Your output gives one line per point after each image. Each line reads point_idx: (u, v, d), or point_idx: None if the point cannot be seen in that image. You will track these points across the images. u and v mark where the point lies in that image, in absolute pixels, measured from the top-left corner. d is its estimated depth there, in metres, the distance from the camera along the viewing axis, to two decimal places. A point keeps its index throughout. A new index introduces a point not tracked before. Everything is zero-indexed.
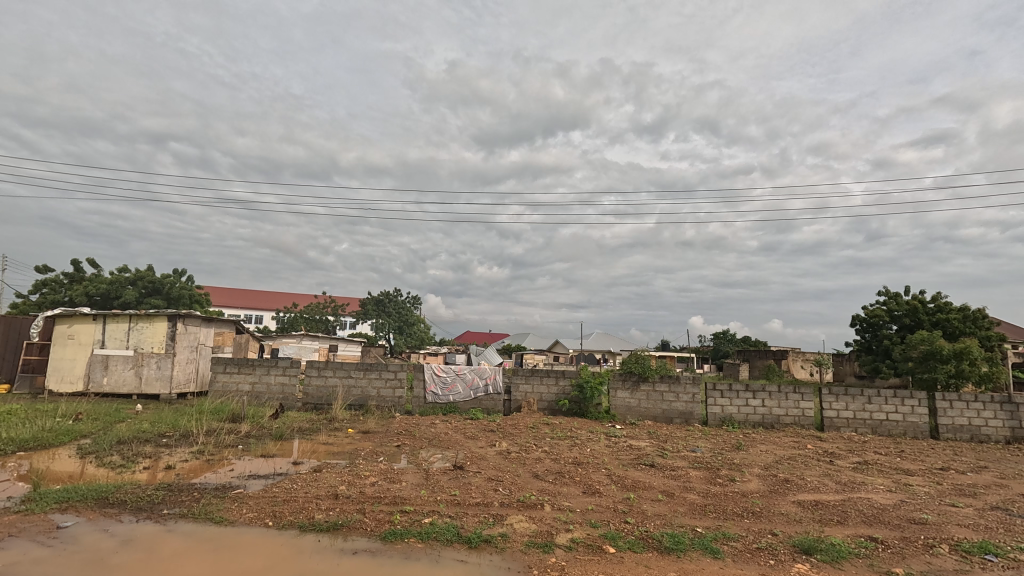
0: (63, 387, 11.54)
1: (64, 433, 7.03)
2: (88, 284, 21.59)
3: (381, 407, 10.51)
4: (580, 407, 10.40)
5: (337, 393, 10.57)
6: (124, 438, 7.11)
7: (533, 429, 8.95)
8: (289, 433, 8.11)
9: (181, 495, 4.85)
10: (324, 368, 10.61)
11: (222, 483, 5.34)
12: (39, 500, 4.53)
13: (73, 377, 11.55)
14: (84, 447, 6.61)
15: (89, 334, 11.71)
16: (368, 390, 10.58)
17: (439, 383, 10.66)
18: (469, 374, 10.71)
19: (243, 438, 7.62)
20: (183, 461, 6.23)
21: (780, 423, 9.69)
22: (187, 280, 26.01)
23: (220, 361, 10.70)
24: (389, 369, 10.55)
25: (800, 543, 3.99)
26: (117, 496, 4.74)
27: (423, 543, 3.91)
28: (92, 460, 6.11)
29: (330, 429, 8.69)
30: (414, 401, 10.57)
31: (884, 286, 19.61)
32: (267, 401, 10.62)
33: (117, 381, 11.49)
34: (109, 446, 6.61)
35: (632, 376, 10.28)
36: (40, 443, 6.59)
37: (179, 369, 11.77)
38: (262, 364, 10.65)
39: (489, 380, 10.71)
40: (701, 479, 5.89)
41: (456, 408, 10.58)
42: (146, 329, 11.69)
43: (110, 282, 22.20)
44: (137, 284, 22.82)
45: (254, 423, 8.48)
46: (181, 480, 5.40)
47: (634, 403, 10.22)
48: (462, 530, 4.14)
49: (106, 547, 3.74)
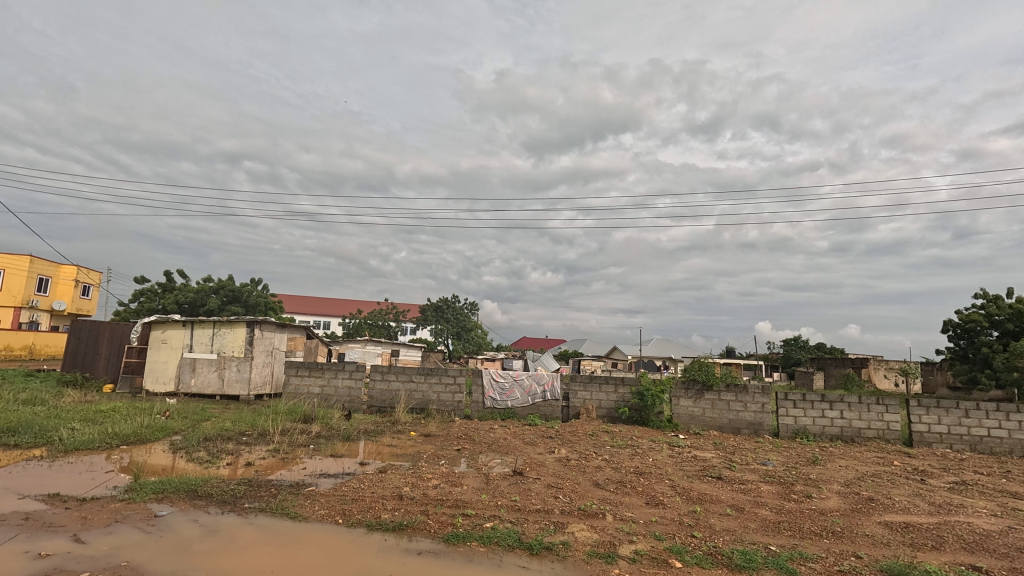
0: (157, 387, 12.67)
1: (159, 430, 7.68)
2: (177, 293, 23.54)
3: (441, 411, 10.73)
4: (640, 415, 10.13)
5: (399, 397, 10.90)
6: (210, 436, 7.66)
7: (593, 437, 8.81)
8: (356, 434, 8.46)
9: (260, 491, 5.16)
10: (387, 372, 10.98)
11: (296, 481, 5.65)
12: (139, 490, 4.97)
13: (166, 379, 12.64)
14: (176, 443, 7.19)
15: (179, 339, 12.75)
16: (428, 395, 10.83)
17: (497, 389, 10.75)
18: (526, 380, 10.73)
19: (314, 438, 8.04)
20: (261, 458, 6.65)
21: (861, 437, 9.00)
22: (263, 288, 27.88)
23: (293, 365, 11.34)
24: (448, 374, 10.76)
25: (888, 569, 3.68)
26: (204, 489, 5.11)
27: (485, 547, 3.95)
28: (182, 455, 6.65)
29: (393, 431, 8.98)
30: (472, 406, 10.73)
31: (981, 289, 17.84)
32: (335, 403, 11.12)
33: (202, 382, 12.44)
34: (197, 443, 7.15)
35: (696, 384, 9.91)
36: (140, 438, 7.24)
37: (256, 372, 12.59)
38: (330, 368, 11.17)
39: (547, 387, 10.67)
40: (772, 495, 5.57)
41: (514, 414, 10.63)
42: (227, 334, 12.58)
43: (197, 292, 24.10)
44: (219, 294, 24.59)
45: (324, 424, 8.92)
46: (259, 477, 5.76)
47: (697, 412, 9.84)
48: (523, 536, 4.14)
49: (194, 535, 4.06)
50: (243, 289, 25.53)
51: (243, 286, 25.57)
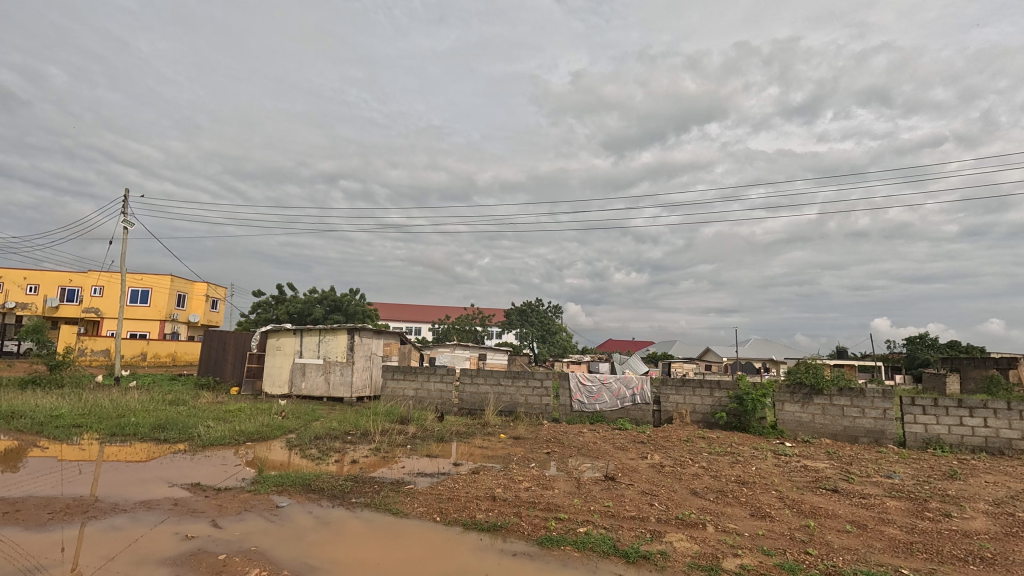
0: (274, 390, 14.01)
1: (277, 429, 8.48)
2: (288, 304, 25.91)
3: (529, 414, 10.81)
4: (740, 421, 9.52)
5: (488, 399, 11.13)
6: (320, 434, 8.34)
7: (688, 443, 8.41)
8: (449, 436, 8.77)
9: (365, 487, 5.51)
10: (476, 376, 11.28)
11: (396, 478, 5.97)
12: (263, 483, 5.52)
13: (281, 382, 13.94)
14: (291, 440, 7.90)
15: (291, 346, 14.02)
16: (516, 398, 10.96)
17: (584, 392, 10.63)
18: (615, 383, 10.50)
19: (411, 438, 8.45)
20: (364, 456, 7.11)
21: (1013, 450, 7.77)
22: (361, 298, 29.88)
23: (389, 369, 12.01)
24: (535, 378, 10.83)
25: None
26: (317, 483, 5.55)
27: (580, 552, 3.91)
28: (297, 452, 7.29)
29: (484, 433, 9.19)
30: (560, 410, 10.70)
31: None
32: (428, 405, 11.60)
33: (311, 385, 13.55)
34: (309, 441, 7.80)
35: (803, 388, 9.13)
36: (262, 436, 8.05)
37: (357, 376, 13.49)
38: (423, 372, 11.69)
39: (636, 391, 10.37)
40: (902, 511, 4.97)
41: (603, 418, 10.44)
42: (331, 340, 13.63)
43: (304, 303, 26.37)
44: (323, 303, 26.72)
45: (420, 425, 9.35)
46: (364, 473, 6.16)
47: (805, 419, 9.06)
48: (619, 543, 4.05)
49: (310, 525, 4.42)
50: (343, 298, 27.51)
51: (343, 296, 27.56)
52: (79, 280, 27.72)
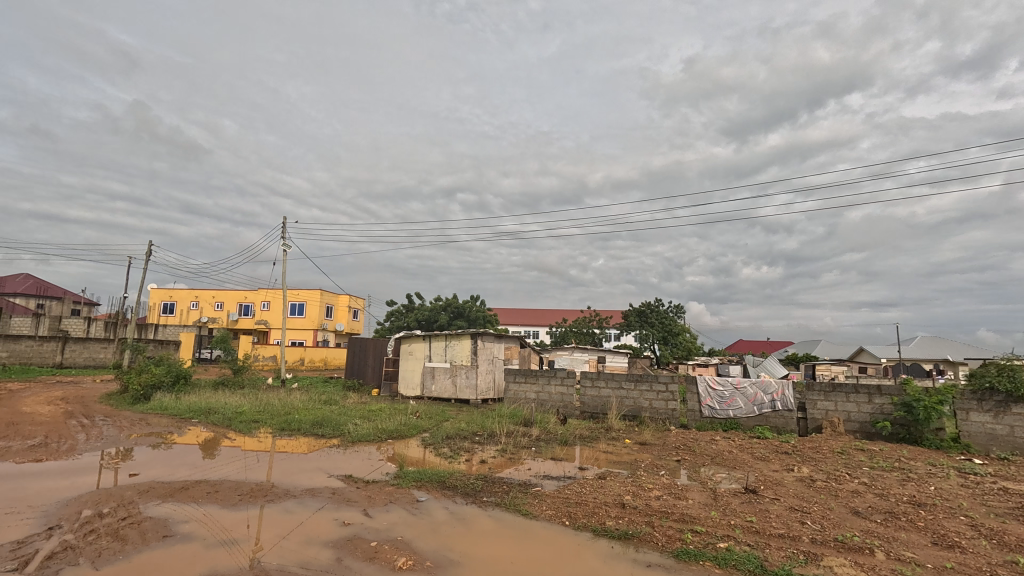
0: (408, 391, 15.17)
1: (413, 428, 9.15)
2: (417, 312, 27.94)
3: (655, 419, 10.37)
4: (910, 432, 8.20)
5: (611, 403, 10.90)
6: (451, 434, 8.83)
7: (843, 455, 7.43)
8: (572, 439, 8.74)
9: (495, 487, 5.71)
10: (597, 379, 11.12)
11: (524, 480, 6.09)
12: (404, 477, 5.98)
13: (414, 384, 15.06)
14: (426, 439, 8.47)
15: (422, 350, 15.09)
16: (640, 402, 10.60)
17: (715, 398, 9.94)
18: (750, 388, 9.66)
19: (536, 441, 8.58)
20: (492, 457, 7.37)
21: None
22: (481, 304, 31.17)
23: (511, 372, 12.33)
24: (659, 381, 10.39)
25: None
26: (451, 481, 5.87)
27: (721, 569, 3.64)
28: (431, 450, 7.80)
29: (608, 438, 9.01)
30: (688, 415, 10.11)
31: None
32: (551, 408, 11.69)
33: (440, 387, 14.40)
34: (441, 440, 8.30)
35: (996, 395, 7.60)
36: (400, 434, 8.75)
37: (481, 379, 14.06)
38: (544, 375, 11.83)
39: (776, 396, 9.43)
40: None
41: (738, 425, 9.66)
42: (457, 345, 14.42)
43: (431, 310, 28.23)
44: (448, 310, 28.35)
45: (543, 428, 9.46)
46: (492, 474, 6.38)
47: (1001, 432, 7.51)
48: (767, 564, 3.69)
49: (447, 520, 4.68)
50: (465, 305, 28.93)
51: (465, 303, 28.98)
52: (252, 296, 32.63)
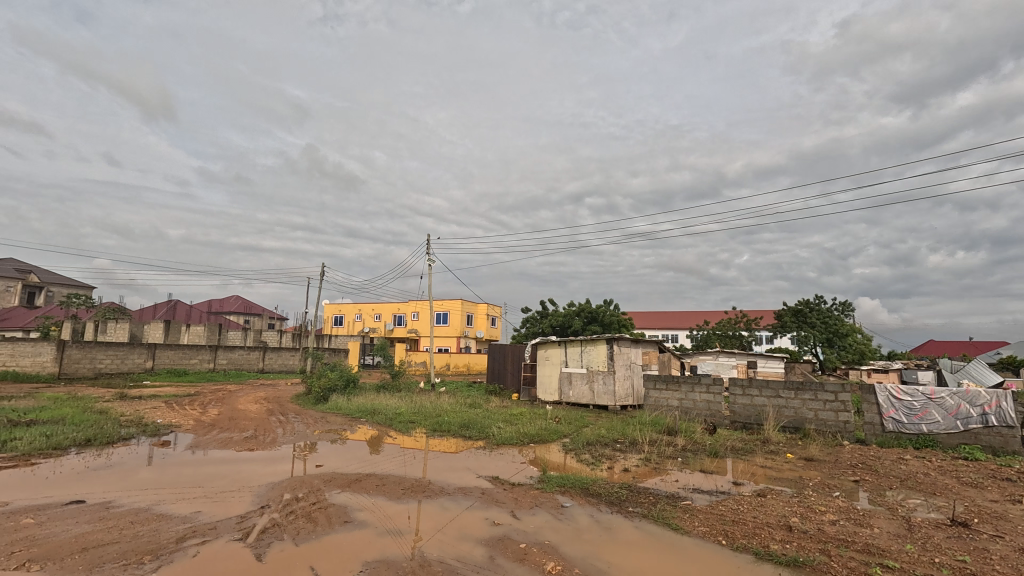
0: (546, 397, 15.43)
1: (553, 433, 9.27)
2: (551, 318, 28.34)
3: (822, 432, 9.15)
4: None
5: (767, 413, 9.88)
6: (591, 440, 8.77)
7: None
8: (723, 451, 8.10)
9: (640, 497, 5.51)
10: (749, 387, 10.18)
11: (671, 492, 5.80)
12: (548, 482, 6.08)
13: (552, 389, 15.29)
14: (567, 444, 8.52)
15: (558, 356, 15.29)
16: (803, 412, 9.45)
17: (901, 409, 8.45)
18: (949, 399, 8.08)
19: (681, 451, 8.12)
20: (635, 466, 7.14)
21: None
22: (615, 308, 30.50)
23: (650, 378, 11.84)
24: (826, 390, 9.18)
25: None
26: (594, 488, 5.81)
27: None
28: (572, 456, 7.81)
29: (765, 452, 8.17)
30: (866, 429, 8.73)
31: None
32: (696, 416, 10.97)
33: (577, 393, 14.40)
34: (582, 446, 8.27)
35: None
36: (541, 438, 8.92)
37: (619, 385, 13.76)
38: (687, 382, 11.16)
39: (988, 409, 7.75)
40: None
41: (936, 443, 8.08)
42: (592, 351, 14.35)
43: (565, 316, 28.45)
44: (581, 316, 28.29)
45: (689, 438, 8.91)
46: (637, 483, 6.17)
47: None
48: None
49: (592, 527, 4.63)
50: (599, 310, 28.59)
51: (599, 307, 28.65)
52: (404, 308, 36.10)
